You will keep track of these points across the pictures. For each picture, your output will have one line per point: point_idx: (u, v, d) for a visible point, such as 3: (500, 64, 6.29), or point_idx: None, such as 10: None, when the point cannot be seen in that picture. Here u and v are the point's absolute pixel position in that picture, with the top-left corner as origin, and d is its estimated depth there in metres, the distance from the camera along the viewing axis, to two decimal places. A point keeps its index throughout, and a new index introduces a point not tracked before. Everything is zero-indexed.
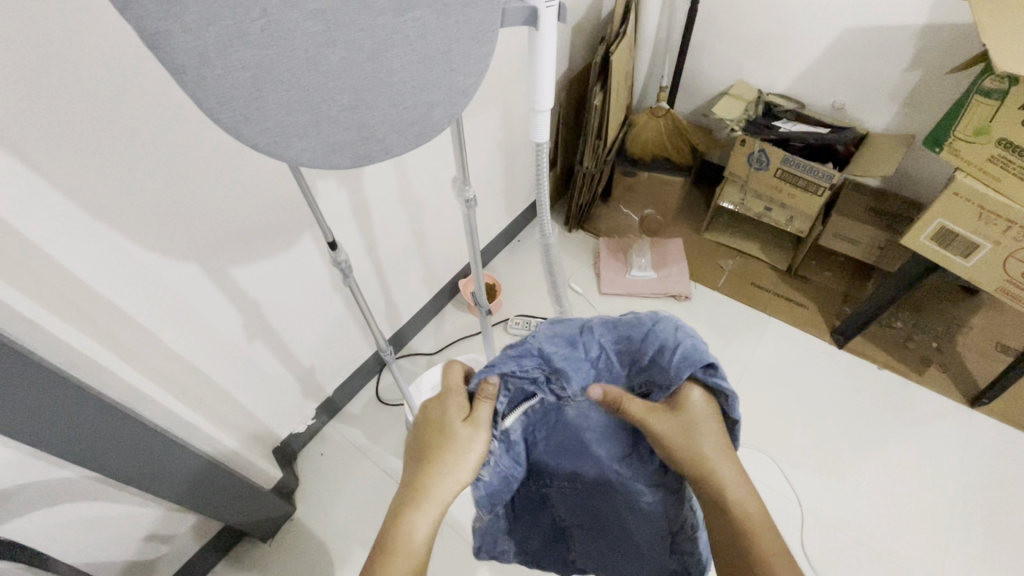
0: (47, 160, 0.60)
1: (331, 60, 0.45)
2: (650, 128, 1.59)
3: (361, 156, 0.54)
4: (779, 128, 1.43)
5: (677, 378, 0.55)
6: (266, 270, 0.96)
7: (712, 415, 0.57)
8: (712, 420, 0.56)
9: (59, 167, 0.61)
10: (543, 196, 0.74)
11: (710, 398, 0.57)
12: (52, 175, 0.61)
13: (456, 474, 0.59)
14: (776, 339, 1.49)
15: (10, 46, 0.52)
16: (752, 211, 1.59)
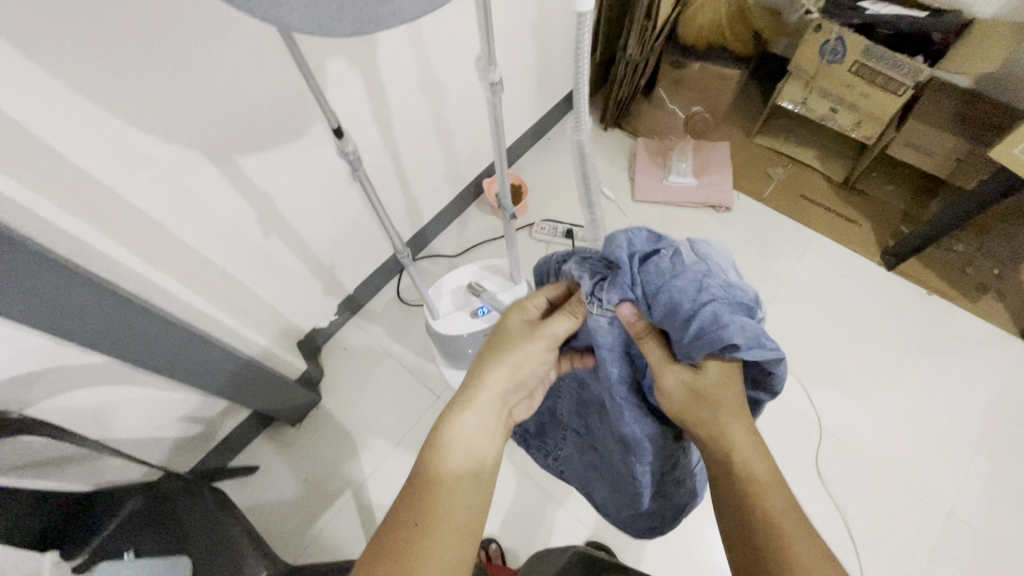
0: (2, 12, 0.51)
1: None
2: (708, 10, 1.34)
3: (365, 23, 0.44)
4: (865, 11, 1.20)
5: (695, 353, 0.52)
6: (276, 161, 0.89)
7: (727, 383, 0.54)
8: (727, 387, 0.54)
9: (13, 19, 0.52)
10: (583, 86, 0.64)
11: (731, 365, 0.54)
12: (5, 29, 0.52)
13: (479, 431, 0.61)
14: (820, 258, 1.38)
15: None
16: (814, 112, 1.41)
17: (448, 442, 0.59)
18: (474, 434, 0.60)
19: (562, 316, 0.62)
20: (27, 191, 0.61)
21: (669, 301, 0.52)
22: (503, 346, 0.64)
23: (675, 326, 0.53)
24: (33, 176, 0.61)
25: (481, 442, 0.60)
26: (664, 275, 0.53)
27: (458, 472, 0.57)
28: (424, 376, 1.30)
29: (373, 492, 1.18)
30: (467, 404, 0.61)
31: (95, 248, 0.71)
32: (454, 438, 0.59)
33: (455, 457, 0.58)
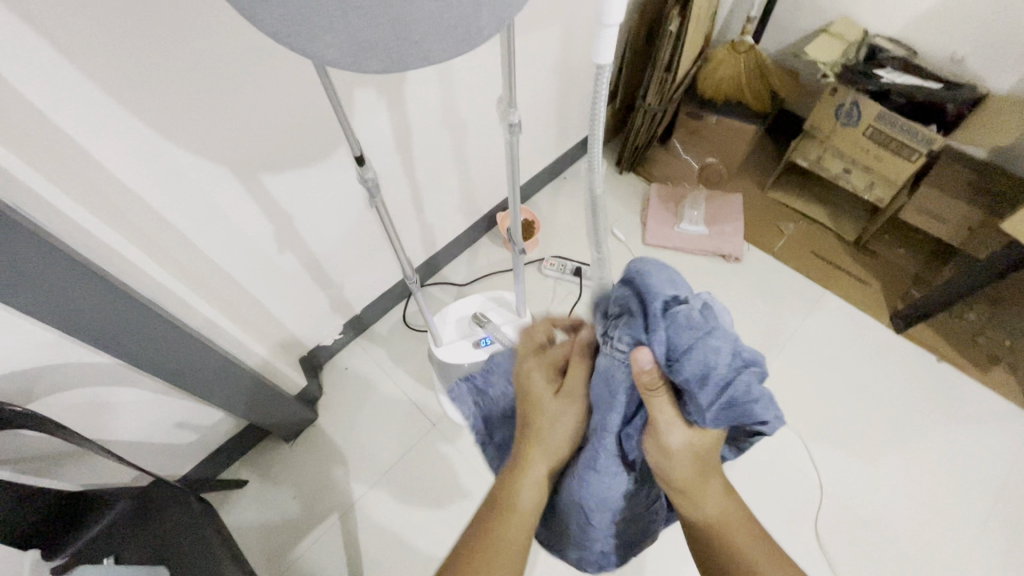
0: (59, 26, 0.55)
1: None
2: (726, 67, 1.42)
3: (395, 62, 0.47)
4: (880, 78, 1.24)
5: (713, 419, 0.51)
6: (298, 181, 0.93)
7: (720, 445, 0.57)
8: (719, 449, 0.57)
9: (68, 32, 0.56)
10: (598, 132, 0.66)
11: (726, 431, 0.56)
12: (59, 40, 0.56)
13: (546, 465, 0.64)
14: (828, 315, 1.38)
15: None
16: (828, 171, 1.43)
17: (521, 482, 0.62)
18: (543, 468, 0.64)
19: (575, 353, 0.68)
20: (57, 188, 0.65)
21: (697, 366, 0.50)
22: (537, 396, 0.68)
23: (696, 392, 0.51)
24: (65, 177, 0.65)
25: (549, 481, 0.64)
26: (696, 337, 0.50)
27: (533, 506, 0.62)
28: (421, 402, 1.30)
29: (360, 517, 1.16)
30: (536, 441, 0.65)
31: (114, 249, 0.74)
32: (527, 476, 0.63)
33: (529, 492, 0.62)
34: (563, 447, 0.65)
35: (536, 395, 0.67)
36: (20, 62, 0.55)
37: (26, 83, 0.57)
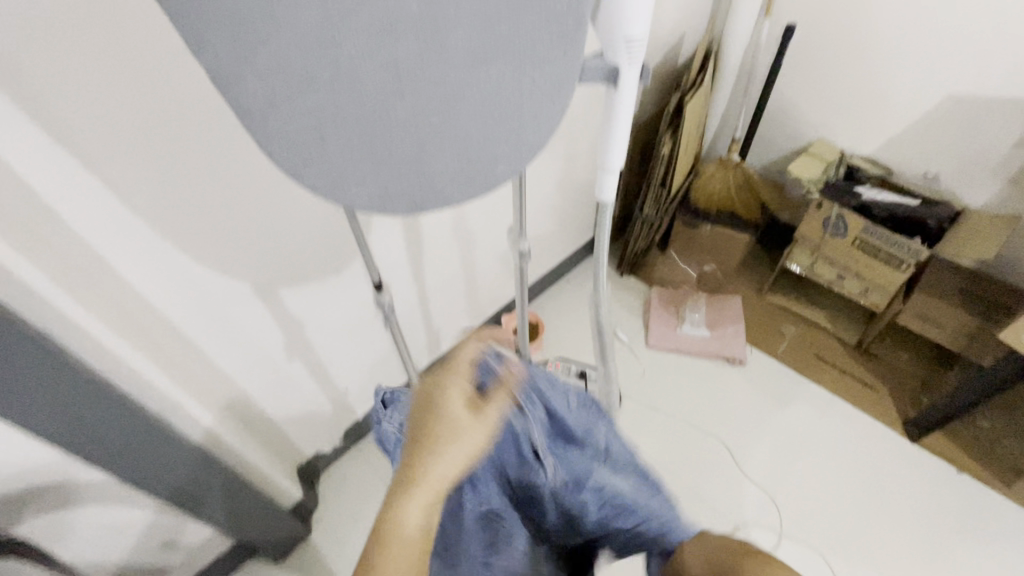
0: (108, 162, 0.61)
1: (399, 110, 0.43)
2: (717, 180, 1.52)
3: (418, 205, 0.51)
4: (862, 195, 1.33)
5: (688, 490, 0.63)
6: (314, 293, 0.96)
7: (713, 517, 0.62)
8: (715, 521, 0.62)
9: (116, 168, 0.62)
10: (603, 257, 0.70)
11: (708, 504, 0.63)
12: (106, 174, 0.62)
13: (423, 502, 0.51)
14: (838, 422, 1.35)
15: (103, 81, 0.56)
16: (822, 277, 1.47)
17: (395, 529, 0.50)
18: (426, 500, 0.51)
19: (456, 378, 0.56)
20: (82, 306, 0.67)
21: None
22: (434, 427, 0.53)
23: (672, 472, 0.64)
24: (90, 295, 0.67)
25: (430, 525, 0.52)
26: None
27: (404, 548, 0.50)
28: None
29: None
30: (415, 479, 0.51)
31: (126, 362, 0.75)
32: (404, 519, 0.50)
33: (405, 545, 0.50)
34: (446, 480, 0.52)
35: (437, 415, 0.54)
36: (68, 193, 0.60)
37: (70, 211, 0.61)
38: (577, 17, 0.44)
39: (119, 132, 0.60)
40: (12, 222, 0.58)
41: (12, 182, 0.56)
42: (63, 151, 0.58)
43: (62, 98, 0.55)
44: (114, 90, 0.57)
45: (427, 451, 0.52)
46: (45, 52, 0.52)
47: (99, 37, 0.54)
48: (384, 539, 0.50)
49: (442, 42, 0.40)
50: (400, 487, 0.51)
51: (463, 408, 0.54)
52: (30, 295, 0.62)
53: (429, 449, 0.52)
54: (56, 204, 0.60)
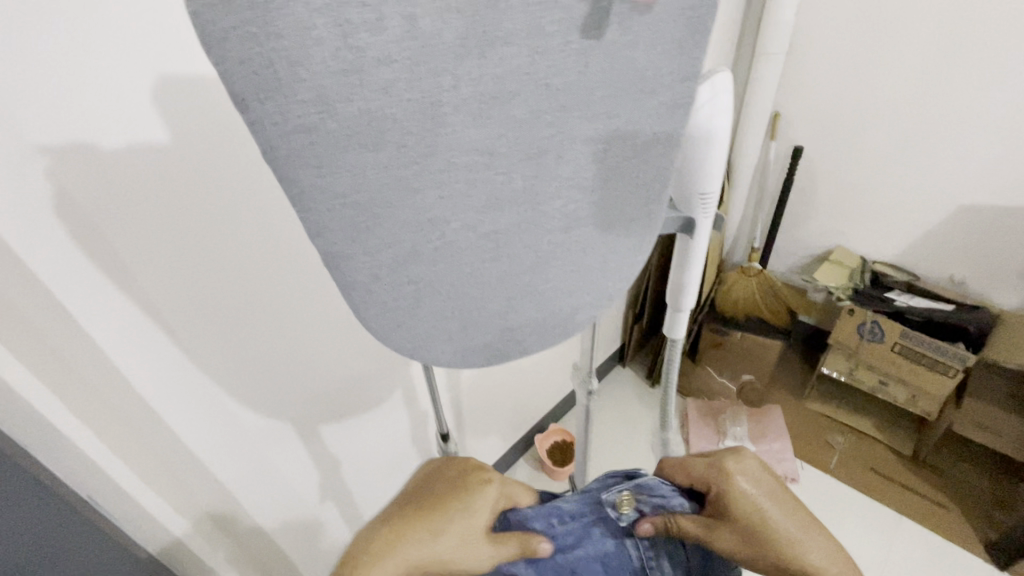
0: (180, 322, 0.59)
1: (492, 274, 0.43)
2: (741, 287, 1.52)
3: (498, 357, 0.50)
4: (893, 301, 1.33)
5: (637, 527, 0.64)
6: (353, 427, 0.92)
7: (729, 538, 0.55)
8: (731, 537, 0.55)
9: (186, 326, 0.60)
10: (671, 393, 0.68)
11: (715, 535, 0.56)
12: (176, 334, 0.59)
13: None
14: (914, 549, 1.22)
15: (189, 245, 0.56)
16: (863, 383, 1.43)
17: None
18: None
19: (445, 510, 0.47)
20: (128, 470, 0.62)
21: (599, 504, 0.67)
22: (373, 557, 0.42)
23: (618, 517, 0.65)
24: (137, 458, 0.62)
25: None
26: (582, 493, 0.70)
27: None
28: None
29: None
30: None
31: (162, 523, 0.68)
32: None
33: None
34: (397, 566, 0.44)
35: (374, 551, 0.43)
36: (138, 362, 0.57)
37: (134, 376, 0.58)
38: (665, 178, 0.45)
39: (196, 291, 0.59)
40: (76, 395, 0.54)
41: (86, 354, 0.53)
42: (143, 318, 0.56)
43: (150, 267, 0.54)
44: (197, 251, 0.57)
45: (421, 523, 0.45)
46: (143, 228, 0.52)
47: (194, 207, 0.55)
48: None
49: (541, 211, 0.41)
50: (371, 554, 0.42)
51: (488, 497, 0.49)
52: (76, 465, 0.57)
53: (427, 525, 0.45)
54: (127, 372, 0.57)
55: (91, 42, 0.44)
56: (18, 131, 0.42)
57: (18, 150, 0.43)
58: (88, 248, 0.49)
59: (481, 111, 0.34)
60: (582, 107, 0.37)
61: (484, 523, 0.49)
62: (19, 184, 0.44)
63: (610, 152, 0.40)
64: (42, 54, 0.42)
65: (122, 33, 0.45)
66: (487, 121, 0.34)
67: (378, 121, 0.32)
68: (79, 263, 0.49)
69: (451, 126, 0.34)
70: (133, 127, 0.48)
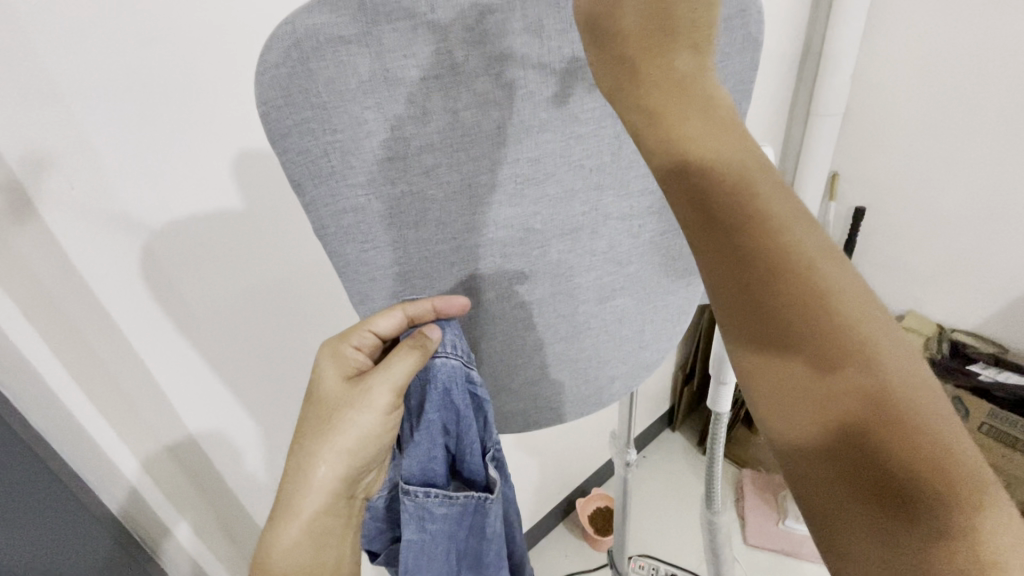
0: (242, 380, 0.58)
1: (527, 341, 0.43)
2: None
3: (527, 425, 0.49)
4: (976, 375, 1.14)
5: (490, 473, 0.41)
6: None
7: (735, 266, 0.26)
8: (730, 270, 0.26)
9: (248, 384, 0.58)
10: (716, 475, 0.62)
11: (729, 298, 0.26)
12: (242, 393, 0.58)
13: (292, 539, 0.39)
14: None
15: (249, 286, 0.53)
16: None
17: (273, 559, 0.40)
18: (297, 537, 0.39)
19: (340, 362, 0.38)
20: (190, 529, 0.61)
21: (461, 436, 0.38)
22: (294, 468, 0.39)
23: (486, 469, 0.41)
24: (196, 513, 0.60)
25: (301, 553, 0.40)
26: (441, 432, 0.38)
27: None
28: None
29: None
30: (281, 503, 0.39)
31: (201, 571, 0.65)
32: (279, 545, 0.39)
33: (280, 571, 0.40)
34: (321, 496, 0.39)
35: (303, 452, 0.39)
36: (193, 405, 0.55)
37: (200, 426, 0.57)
38: None
39: (258, 352, 0.57)
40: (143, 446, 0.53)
41: (160, 412, 0.54)
42: (194, 354, 0.53)
43: (212, 308, 0.52)
44: (263, 314, 0.55)
45: (307, 446, 0.39)
46: (211, 277, 0.51)
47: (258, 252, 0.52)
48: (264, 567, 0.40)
49: (575, 284, 0.42)
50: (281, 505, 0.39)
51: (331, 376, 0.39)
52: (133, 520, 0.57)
53: (304, 445, 0.39)
54: (186, 416, 0.55)
55: (175, 109, 0.43)
56: (113, 195, 0.43)
57: (112, 217, 0.44)
58: (157, 292, 0.48)
59: (517, 191, 0.36)
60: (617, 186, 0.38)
61: (338, 383, 0.39)
62: (102, 235, 0.44)
63: (645, 227, 0.41)
64: (132, 119, 0.41)
65: (185, 99, 0.43)
66: (522, 199, 0.36)
67: (422, 202, 0.34)
68: (148, 308, 0.48)
69: (489, 205, 0.36)
70: (206, 189, 0.47)
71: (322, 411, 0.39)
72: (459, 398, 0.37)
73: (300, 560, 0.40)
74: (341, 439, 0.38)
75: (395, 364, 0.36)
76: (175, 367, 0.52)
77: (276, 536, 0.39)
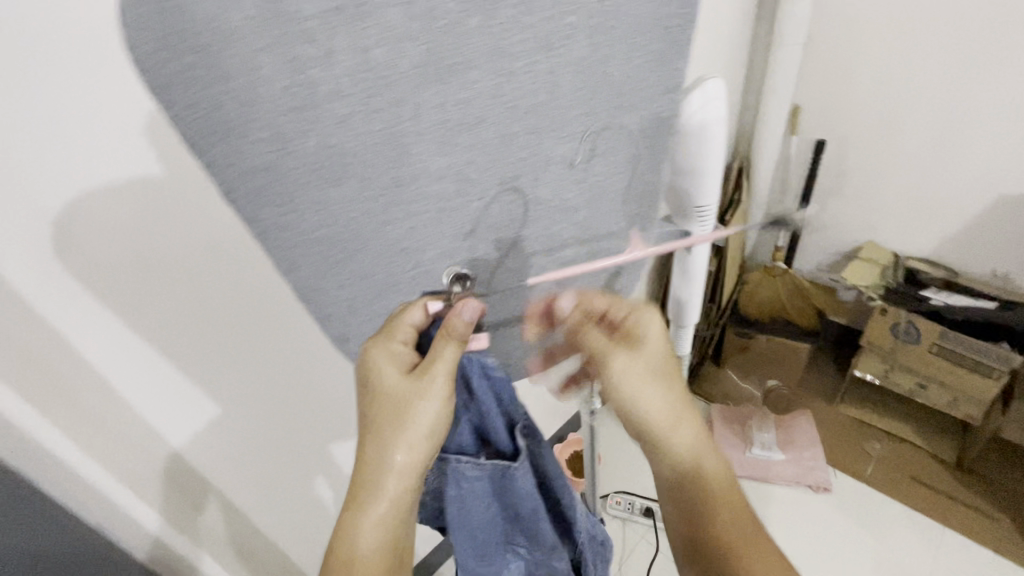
0: (191, 363, 0.54)
1: (476, 299, 0.41)
2: (765, 287, 1.36)
3: None
4: (930, 299, 1.18)
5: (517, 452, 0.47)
6: None
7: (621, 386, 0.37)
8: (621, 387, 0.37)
9: (201, 360, 0.54)
10: None
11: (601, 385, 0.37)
12: (192, 376, 0.55)
13: (371, 524, 0.42)
14: (977, 574, 1.05)
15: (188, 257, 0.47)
16: (899, 387, 1.26)
17: (349, 552, 0.42)
18: (374, 523, 0.42)
19: (381, 358, 0.41)
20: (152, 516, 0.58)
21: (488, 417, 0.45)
22: (365, 461, 0.43)
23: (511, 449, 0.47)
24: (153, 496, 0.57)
25: (381, 540, 0.43)
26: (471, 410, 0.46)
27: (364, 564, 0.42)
28: None
29: None
30: (365, 490, 0.42)
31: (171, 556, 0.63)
32: (359, 534, 0.42)
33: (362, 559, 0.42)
34: (399, 482, 0.42)
35: (375, 442, 0.42)
36: (135, 385, 0.51)
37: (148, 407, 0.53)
38: (654, 195, 0.44)
39: (205, 335, 0.53)
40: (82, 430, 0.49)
41: (104, 398, 0.49)
42: (129, 332, 0.48)
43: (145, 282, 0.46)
44: (203, 295, 0.51)
45: (375, 434, 0.42)
46: (137, 248, 0.45)
47: (194, 221, 0.46)
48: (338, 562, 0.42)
49: (521, 238, 0.39)
50: (356, 489, 0.43)
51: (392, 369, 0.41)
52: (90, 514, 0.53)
53: (376, 436, 0.42)
54: (129, 396, 0.51)
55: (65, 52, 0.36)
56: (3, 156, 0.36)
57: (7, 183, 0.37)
58: (73, 267, 0.42)
59: (446, 138, 0.33)
60: (557, 128, 0.35)
61: (394, 377, 0.41)
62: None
63: (591, 172, 0.39)
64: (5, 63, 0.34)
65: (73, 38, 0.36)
66: (455, 148, 0.33)
67: (340, 154, 0.31)
68: (66, 286, 0.43)
69: (417, 155, 0.33)
70: (119, 150, 0.41)
71: (388, 403, 0.42)
72: (478, 382, 0.44)
73: (375, 546, 0.43)
74: (416, 424, 0.42)
75: (447, 354, 0.41)
76: (110, 344, 0.48)
77: (353, 522, 0.42)
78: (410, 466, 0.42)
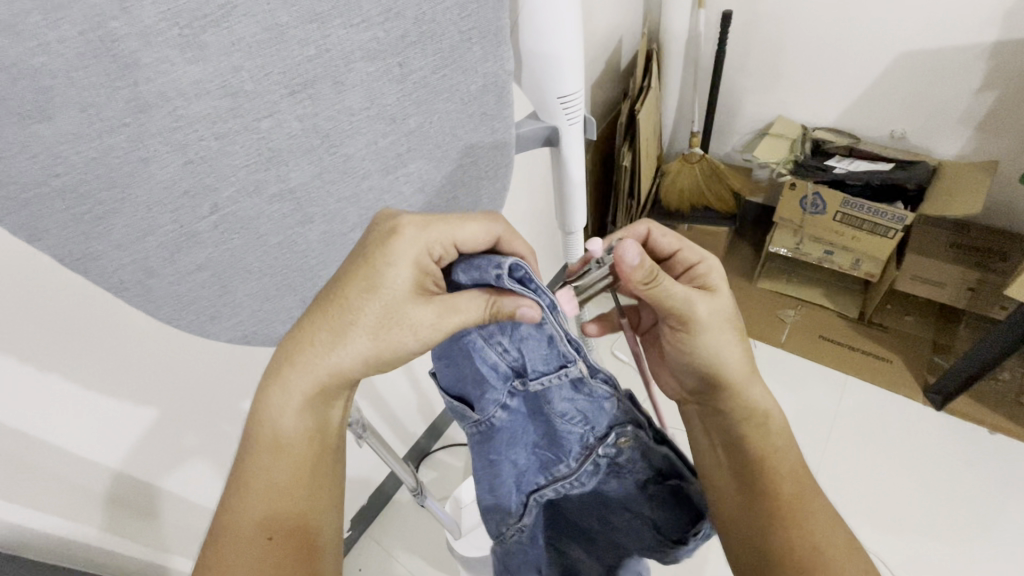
0: (53, 357, 0.46)
1: (310, 237, 0.36)
2: (685, 176, 1.34)
3: None
4: (833, 169, 1.21)
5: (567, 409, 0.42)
6: None
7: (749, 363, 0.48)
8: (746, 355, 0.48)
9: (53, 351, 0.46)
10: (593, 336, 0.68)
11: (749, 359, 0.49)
12: (88, 381, 0.49)
13: (289, 407, 0.39)
14: (877, 411, 1.17)
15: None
16: (809, 256, 1.31)
17: (265, 432, 0.40)
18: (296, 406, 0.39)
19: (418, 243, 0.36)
20: (71, 522, 0.55)
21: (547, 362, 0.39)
22: (310, 333, 0.38)
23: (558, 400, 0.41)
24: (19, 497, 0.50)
25: (298, 430, 0.40)
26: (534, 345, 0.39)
27: (280, 445, 0.40)
28: None
29: None
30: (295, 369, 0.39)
31: (97, 548, 0.59)
32: (277, 413, 0.39)
33: (275, 440, 0.40)
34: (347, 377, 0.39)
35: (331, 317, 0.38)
36: None
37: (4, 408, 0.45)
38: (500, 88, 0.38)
39: (55, 328, 0.44)
40: None
41: None
42: None
43: None
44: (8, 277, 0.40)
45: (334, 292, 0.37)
46: None
47: None
48: (265, 440, 0.40)
49: (344, 157, 0.33)
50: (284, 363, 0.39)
51: (405, 270, 0.37)
52: (11, 537, 0.50)
53: (343, 320, 0.37)
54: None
55: None
56: None
57: None
58: None
59: (188, 39, 0.25)
60: (345, 12, 0.28)
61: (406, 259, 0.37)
62: None
63: (411, 67, 0.33)
64: None
65: None
66: (207, 53, 0.26)
67: (35, 76, 0.23)
68: None
69: (154, 67, 0.25)
70: None
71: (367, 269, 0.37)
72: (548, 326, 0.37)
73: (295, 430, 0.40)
74: (383, 304, 0.37)
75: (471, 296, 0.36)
76: None
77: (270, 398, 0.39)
78: (370, 353, 0.39)
